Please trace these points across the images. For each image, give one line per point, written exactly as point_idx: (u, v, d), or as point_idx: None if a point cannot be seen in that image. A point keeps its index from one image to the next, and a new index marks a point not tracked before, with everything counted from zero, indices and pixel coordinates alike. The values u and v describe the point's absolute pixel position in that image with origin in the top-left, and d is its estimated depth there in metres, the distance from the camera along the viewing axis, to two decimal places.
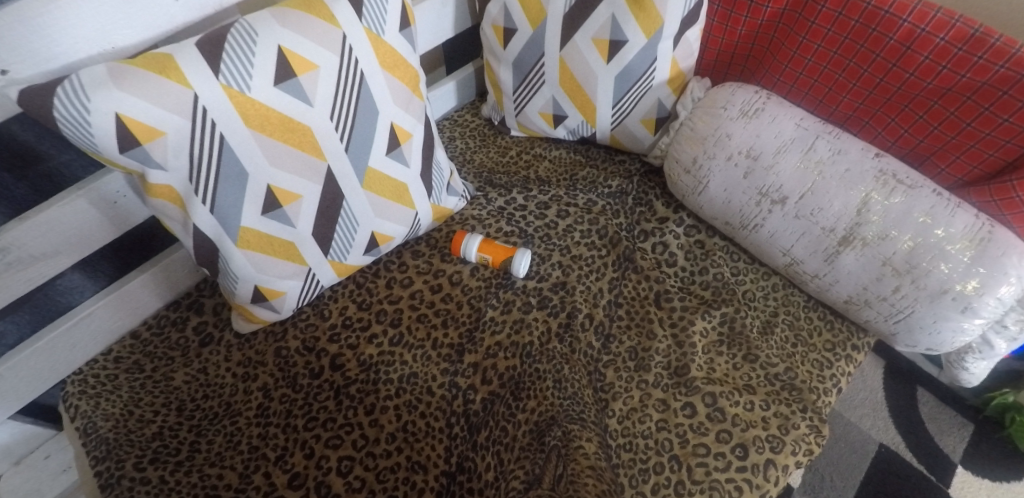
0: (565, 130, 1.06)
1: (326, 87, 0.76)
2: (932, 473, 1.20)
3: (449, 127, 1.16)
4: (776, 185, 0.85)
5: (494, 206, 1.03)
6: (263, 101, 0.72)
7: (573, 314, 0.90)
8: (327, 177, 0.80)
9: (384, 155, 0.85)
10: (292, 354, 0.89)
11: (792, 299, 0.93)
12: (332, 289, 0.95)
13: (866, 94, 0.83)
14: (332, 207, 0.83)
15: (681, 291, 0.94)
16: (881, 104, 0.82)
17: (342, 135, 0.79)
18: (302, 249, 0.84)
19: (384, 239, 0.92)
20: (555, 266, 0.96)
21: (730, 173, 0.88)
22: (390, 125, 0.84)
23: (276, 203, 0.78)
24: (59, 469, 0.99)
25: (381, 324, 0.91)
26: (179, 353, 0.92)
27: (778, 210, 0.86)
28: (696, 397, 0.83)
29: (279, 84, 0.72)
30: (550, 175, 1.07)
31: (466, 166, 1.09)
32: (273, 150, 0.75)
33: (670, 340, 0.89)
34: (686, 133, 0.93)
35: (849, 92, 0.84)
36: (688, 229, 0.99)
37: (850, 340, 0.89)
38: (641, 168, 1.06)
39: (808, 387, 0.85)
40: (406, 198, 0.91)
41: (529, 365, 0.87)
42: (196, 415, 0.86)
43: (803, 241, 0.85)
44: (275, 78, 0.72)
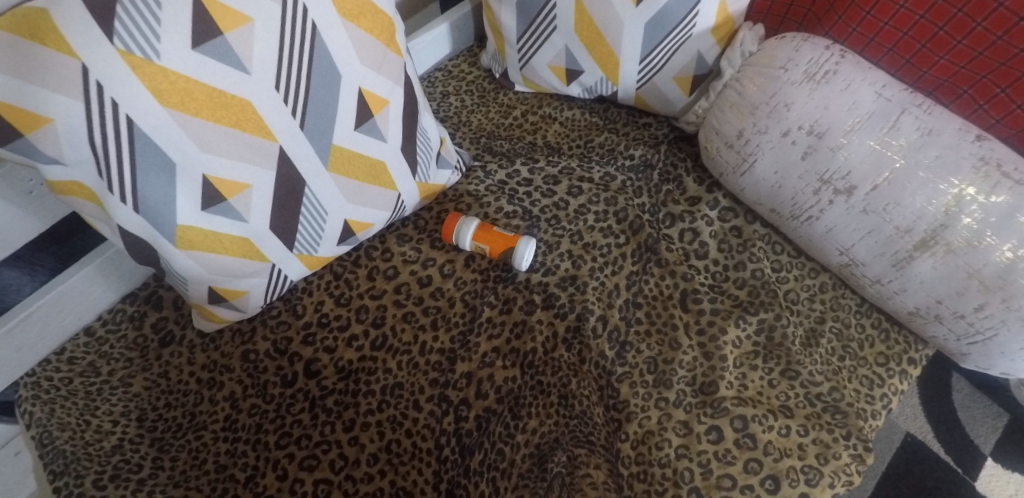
0: (580, 88, 0.88)
1: (268, 47, 0.59)
2: (960, 464, 1.08)
3: (443, 80, 0.99)
4: (842, 171, 0.68)
5: (493, 180, 0.88)
6: (183, 71, 0.55)
7: (583, 316, 0.78)
8: (282, 162, 0.65)
9: (354, 130, 0.69)
10: (262, 359, 0.78)
11: (842, 303, 0.79)
12: (306, 280, 0.83)
13: (973, 55, 0.64)
14: (291, 195, 0.68)
15: (711, 290, 0.79)
16: (990, 70, 0.64)
17: (294, 108, 0.63)
18: (260, 245, 0.70)
19: (360, 226, 0.77)
20: (564, 256, 0.82)
21: (785, 153, 0.72)
22: (358, 91, 0.67)
23: (219, 197, 0.63)
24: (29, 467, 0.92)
25: (362, 324, 0.79)
26: (138, 354, 0.81)
27: (842, 202, 0.70)
28: (723, 420, 0.71)
29: (198, 47, 0.55)
30: (561, 140, 0.91)
31: (462, 130, 0.94)
32: (205, 133, 0.59)
33: (697, 350, 0.76)
34: (731, 97, 0.75)
35: (950, 52, 0.65)
36: (722, 212, 0.83)
37: (907, 353, 0.76)
38: (669, 134, 0.90)
39: (855, 410, 0.73)
40: (384, 179, 0.75)
41: (530, 377, 0.75)
42: (159, 426, 0.77)
43: (868, 241, 0.70)
44: (192, 39, 0.55)
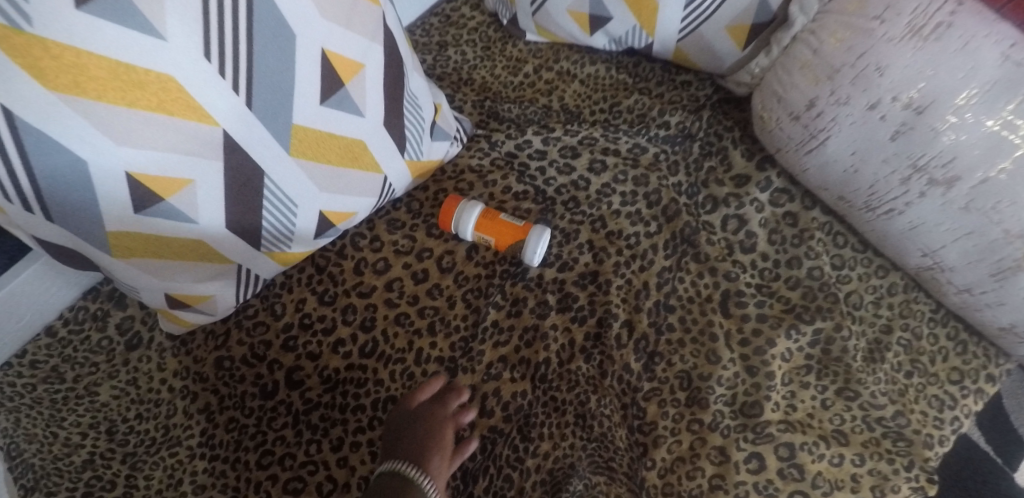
0: (605, 38, 0.74)
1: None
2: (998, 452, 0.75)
3: (441, 29, 0.84)
4: (943, 157, 0.54)
5: (501, 152, 0.74)
6: (68, 40, 0.40)
7: (606, 322, 0.66)
8: (230, 151, 0.51)
9: (320, 105, 0.54)
10: (238, 366, 0.69)
11: (914, 308, 0.67)
12: (285, 275, 0.72)
13: None
14: (249, 189, 0.55)
15: (759, 291, 0.67)
16: None
17: (236, 83, 0.48)
18: (218, 246, 0.58)
19: (341, 216, 0.65)
20: (584, 248, 0.69)
21: (870, 130, 0.57)
22: (322, 54, 0.52)
23: (154, 197, 0.50)
24: None
25: (349, 327, 0.69)
26: (104, 359, 0.72)
27: (935, 195, 0.56)
28: (766, 447, 0.60)
29: (83, 5, 0.39)
30: (580, 103, 0.77)
31: (463, 90, 0.79)
32: (118, 121, 0.44)
33: (738, 365, 0.64)
34: (802, 55, 0.61)
35: None
36: (775, 195, 0.70)
37: (985, 369, 0.65)
38: (713, 96, 0.75)
39: (921, 438, 0.62)
40: (366, 160, 0.62)
41: (543, 392, 0.65)
42: (131, 440, 0.68)
43: (964, 244, 0.57)
44: None
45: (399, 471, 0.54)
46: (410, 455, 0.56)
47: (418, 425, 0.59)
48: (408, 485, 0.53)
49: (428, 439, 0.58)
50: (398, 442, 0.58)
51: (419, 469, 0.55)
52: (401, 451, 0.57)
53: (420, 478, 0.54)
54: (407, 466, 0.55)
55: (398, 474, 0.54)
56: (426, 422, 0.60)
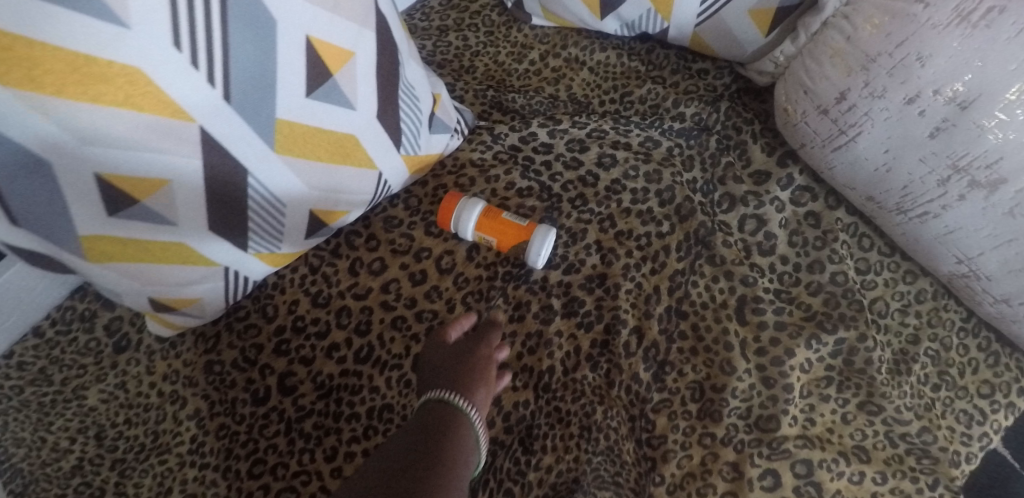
0: (617, 22, 0.69)
1: None
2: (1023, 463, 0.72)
3: (441, 12, 0.79)
4: (989, 157, 0.49)
5: (504, 144, 0.70)
6: (17, 30, 0.36)
7: (613, 328, 0.62)
8: (208, 148, 0.47)
9: (306, 97, 0.50)
10: (229, 371, 0.66)
11: (944, 317, 0.63)
12: (278, 274, 0.68)
13: None
14: (231, 189, 0.51)
15: (777, 297, 0.63)
16: None
17: (211, 75, 0.44)
18: (201, 248, 0.54)
19: (333, 215, 0.61)
20: (592, 248, 0.65)
21: (908, 126, 0.52)
22: (306, 40, 0.48)
23: (127, 199, 0.47)
24: None
25: (344, 331, 0.65)
26: (92, 361, 0.69)
27: (976, 198, 0.51)
28: (782, 463, 0.56)
29: None
30: (589, 92, 0.73)
31: (465, 78, 0.75)
32: (81, 118, 0.41)
33: (754, 376, 0.60)
34: (832, 43, 0.56)
35: None
36: (797, 193, 0.65)
37: (1018, 383, 0.61)
38: (731, 86, 0.70)
39: (949, 456, 0.58)
40: (359, 155, 0.57)
41: (546, 402, 0.62)
42: (120, 446, 0.64)
43: (1005, 252, 0.52)
44: None
45: (446, 401, 0.52)
46: (457, 384, 0.53)
47: (460, 357, 0.56)
48: (457, 415, 0.51)
49: (473, 368, 0.55)
50: (438, 373, 0.55)
51: (466, 399, 0.52)
52: (445, 379, 0.54)
53: (469, 409, 0.51)
54: (456, 395, 0.52)
55: (445, 404, 0.52)
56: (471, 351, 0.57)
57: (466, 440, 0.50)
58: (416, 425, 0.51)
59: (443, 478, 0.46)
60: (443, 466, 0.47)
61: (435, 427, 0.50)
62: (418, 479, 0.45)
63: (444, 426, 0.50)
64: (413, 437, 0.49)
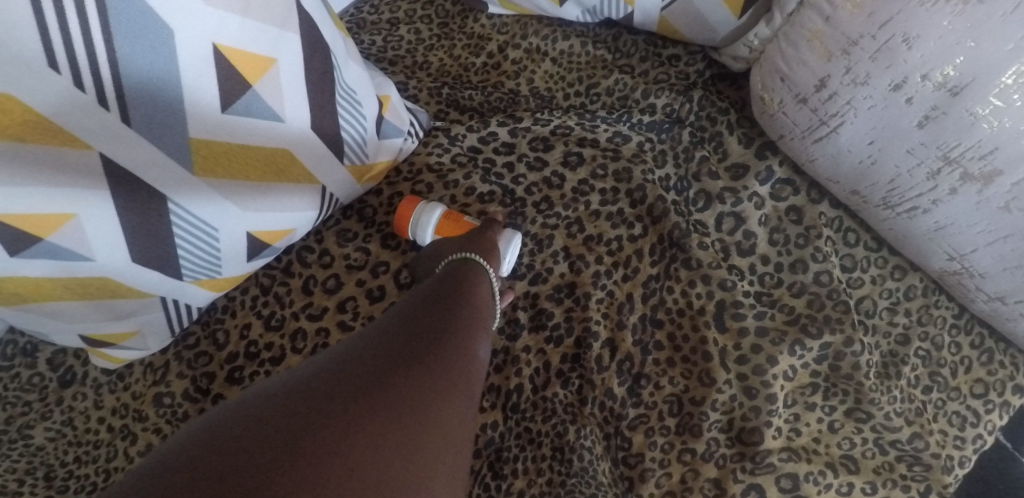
0: (578, 9, 0.63)
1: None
2: None
3: (391, 3, 0.74)
4: (982, 147, 0.45)
5: (463, 147, 0.65)
6: None
7: (584, 342, 0.59)
8: (112, 175, 0.43)
9: (223, 112, 0.45)
10: (179, 403, 0.62)
11: (936, 314, 0.59)
12: (227, 297, 0.64)
13: None
14: (153, 214, 0.46)
15: (758, 300, 0.59)
16: None
17: (102, 95, 0.39)
18: (128, 281, 0.50)
19: (277, 235, 0.56)
20: (559, 256, 0.61)
21: (891, 115, 0.48)
22: (216, 51, 0.43)
23: (29, 237, 0.42)
24: None
25: (299, 356, 0.61)
26: (35, 397, 0.65)
27: (969, 191, 0.47)
28: (767, 478, 0.53)
29: None
30: (552, 86, 0.68)
31: (418, 75, 0.69)
32: None
33: (735, 386, 0.57)
34: (810, 25, 0.50)
35: None
36: (777, 187, 0.61)
37: (1014, 380, 0.58)
38: (705, 72, 0.65)
39: (942, 462, 0.55)
40: (297, 166, 0.53)
41: (516, 423, 0.58)
42: (72, 486, 0.60)
43: (1001, 248, 0.48)
44: None
45: (469, 258, 0.55)
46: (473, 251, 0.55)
47: (472, 233, 0.58)
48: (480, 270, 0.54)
49: (491, 237, 0.57)
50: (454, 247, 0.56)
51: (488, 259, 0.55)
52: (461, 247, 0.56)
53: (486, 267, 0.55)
54: (476, 254, 0.55)
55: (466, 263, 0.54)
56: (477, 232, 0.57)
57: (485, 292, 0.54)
58: (441, 275, 0.53)
59: (478, 310, 0.50)
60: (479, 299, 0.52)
61: (462, 274, 0.53)
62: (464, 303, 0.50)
63: (468, 277, 0.53)
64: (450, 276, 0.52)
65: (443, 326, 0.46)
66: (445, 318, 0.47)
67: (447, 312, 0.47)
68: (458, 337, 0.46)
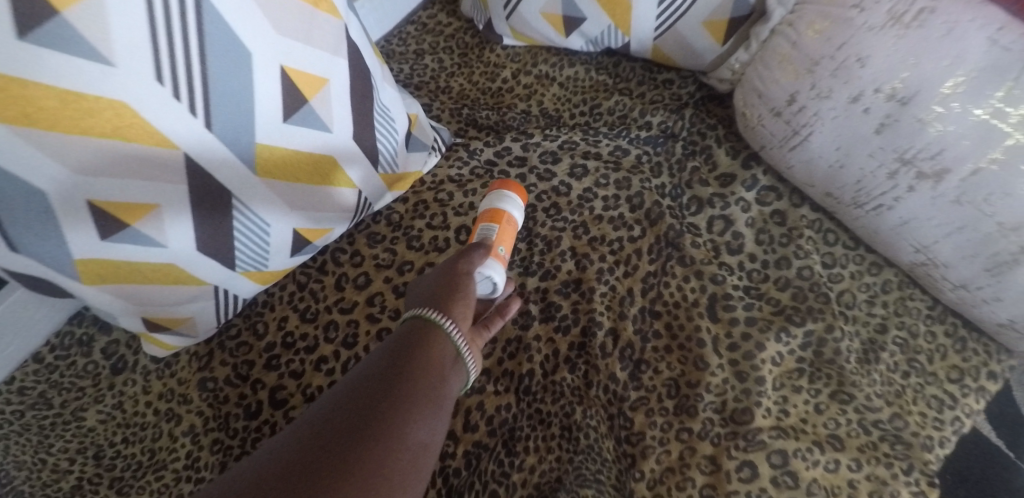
0: (582, 40, 0.72)
1: (133, 24, 0.42)
2: None
3: (417, 36, 0.84)
4: (932, 149, 0.52)
5: (480, 160, 0.73)
6: (15, 72, 0.39)
7: (589, 331, 0.65)
8: (192, 174, 0.50)
9: (284, 121, 0.54)
10: (221, 387, 0.68)
11: (910, 305, 0.65)
12: (267, 293, 0.71)
13: None
14: (217, 210, 0.54)
15: (746, 294, 0.65)
16: None
17: (193, 105, 0.47)
18: (191, 269, 0.57)
19: (316, 233, 0.64)
20: (567, 255, 0.68)
21: (854, 124, 0.55)
22: (282, 71, 0.51)
23: (118, 223, 0.50)
24: None
25: (331, 345, 0.68)
26: (90, 383, 0.72)
27: (926, 189, 0.54)
28: (759, 455, 0.58)
29: (26, 35, 0.39)
30: (560, 107, 0.76)
31: (441, 98, 0.79)
32: (72, 149, 0.44)
33: (727, 370, 0.62)
34: (780, 50, 0.59)
35: None
36: (762, 193, 0.68)
37: (986, 366, 0.63)
38: (696, 94, 0.73)
39: (921, 441, 0.60)
40: (338, 174, 0.61)
41: (528, 405, 0.64)
42: (118, 464, 0.67)
43: (958, 238, 0.54)
44: (15, 25, 0.38)
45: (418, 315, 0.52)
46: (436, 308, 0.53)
47: (438, 278, 0.56)
48: (439, 330, 0.52)
49: (462, 280, 0.55)
50: (426, 297, 0.54)
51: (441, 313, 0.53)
52: (429, 301, 0.54)
53: (446, 324, 0.52)
54: (431, 311, 0.52)
55: (427, 320, 0.52)
56: (447, 280, 0.55)
57: (445, 352, 0.51)
58: (399, 335, 0.52)
59: (427, 389, 0.48)
60: (433, 368, 0.50)
61: (419, 337, 0.51)
62: (410, 381, 0.48)
63: (423, 339, 0.51)
64: (407, 341, 0.51)
65: (375, 418, 0.45)
66: (382, 406, 0.46)
67: (385, 398, 0.46)
68: (389, 429, 0.44)
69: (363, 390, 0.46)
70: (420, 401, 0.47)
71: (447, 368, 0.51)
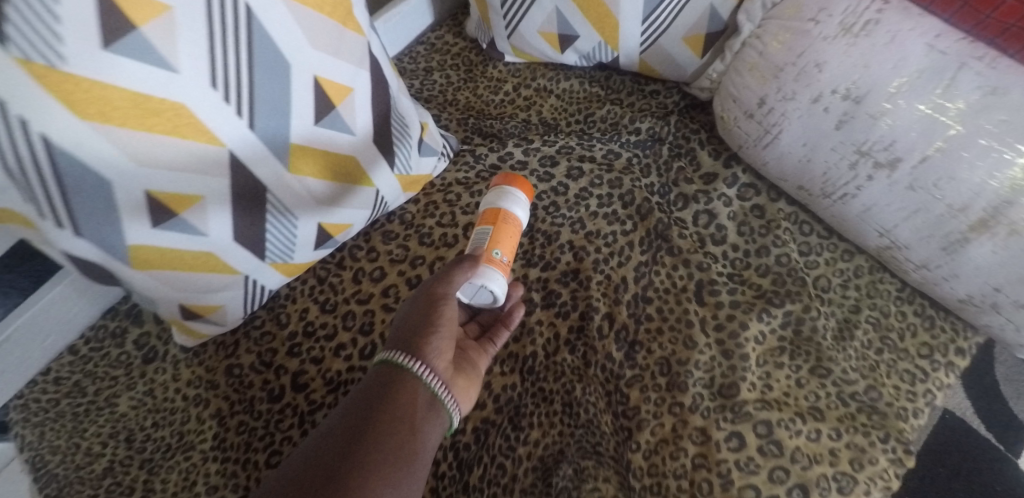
0: (576, 55, 0.80)
1: (195, 37, 0.50)
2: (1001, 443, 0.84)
3: (426, 55, 0.92)
4: (885, 141, 0.59)
5: (484, 165, 0.81)
6: (96, 76, 0.46)
7: (587, 315, 0.71)
8: (235, 169, 0.57)
9: (314, 124, 0.61)
10: (247, 373, 0.73)
11: (881, 288, 0.71)
12: (289, 287, 0.77)
13: None
14: (253, 203, 0.61)
15: (730, 279, 0.71)
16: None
17: (240, 108, 0.55)
18: (227, 258, 0.63)
19: (338, 228, 0.70)
20: (565, 247, 0.74)
21: (817, 121, 0.62)
22: (314, 80, 0.59)
23: (168, 212, 0.56)
24: None
25: (349, 332, 0.73)
26: (122, 372, 0.77)
27: (883, 177, 0.60)
28: (745, 426, 0.63)
29: (109, 46, 0.46)
30: (557, 116, 0.84)
31: (448, 110, 0.86)
32: (136, 144, 0.51)
33: (715, 349, 0.68)
34: (749, 59, 0.67)
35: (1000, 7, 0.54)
36: (742, 189, 0.75)
37: (954, 343, 0.68)
38: (680, 102, 0.81)
39: (895, 411, 0.65)
40: (358, 174, 0.68)
41: (532, 384, 0.69)
42: (148, 447, 0.72)
43: (915, 222, 0.61)
44: (101, 37, 0.45)
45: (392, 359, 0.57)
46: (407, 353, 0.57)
47: (411, 313, 0.59)
48: (412, 376, 0.56)
49: (432, 317, 0.58)
50: (401, 332, 0.58)
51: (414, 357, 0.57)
52: (403, 342, 0.57)
53: (417, 368, 0.56)
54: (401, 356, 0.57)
55: (399, 365, 0.56)
56: (418, 317, 0.58)
57: (419, 397, 0.56)
58: (378, 377, 0.57)
59: (402, 446, 0.53)
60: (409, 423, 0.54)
61: (396, 384, 0.56)
62: (386, 437, 0.53)
63: (397, 386, 0.56)
64: (384, 386, 0.56)
65: (350, 472, 0.50)
66: (358, 461, 0.51)
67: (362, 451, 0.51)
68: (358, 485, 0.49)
69: (348, 439, 0.52)
70: (393, 457, 0.52)
71: (422, 417, 0.55)
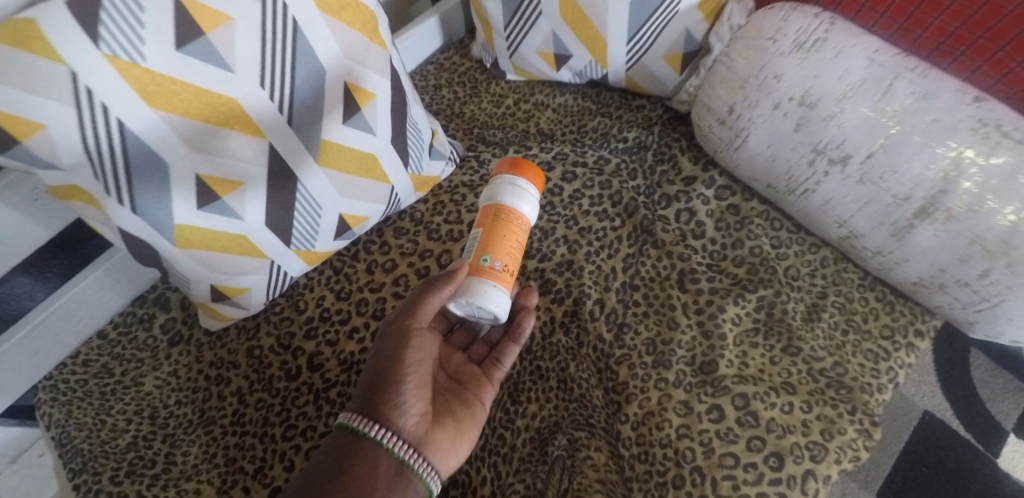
0: (570, 73, 0.90)
1: (248, 44, 0.59)
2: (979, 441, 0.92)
3: (436, 74, 1.02)
4: (837, 140, 0.68)
5: (487, 170, 0.89)
6: (168, 72, 0.56)
7: (580, 300, 0.78)
8: (272, 159, 0.66)
9: (342, 124, 0.69)
10: (266, 354, 0.79)
11: (845, 276, 0.79)
12: (307, 277, 0.84)
13: (951, 29, 0.64)
14: (285, 192, 0.68)
15: (709, 269, 0.79)
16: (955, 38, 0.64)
17: (281, 105, 0.64)
18: (258, 242, 0.70)
19: (356, 220, 0.78)
20: (560, 241, 0.82)
21: (779, 125, 0.71)
22: (344, 85, 0.68)
23: (213, 195, 0.64)
24: (36, 454, 0.97)
25: (363, 317, 0.80)
26: (149, 354, 0.83)
27: (838, 172, 0.69)
28: (724, 398, 0.69)
29: (181, 48, 0.56)
30: (554, 127, 0.93)
31: (455, 122, 0.96)
32: (193, 133, 0.60)
33: (696, 330, 0.75)
34: (720, 73, 0.76)
35: (928, 28, 0.66)
36: (720, 190, 0.83)
37: (913, 325, 0.75)
38: (663, 115, 0.91)
39: (860, 385, 0.71)
40: (376, 172, 0.76)
41: (530, 363, 0.76)
42: (171, 423, 0.78)
43: (867, 212, 0.69)
44: (175, 41, 0.55)
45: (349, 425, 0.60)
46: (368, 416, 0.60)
47: (374, 369, 0.63)
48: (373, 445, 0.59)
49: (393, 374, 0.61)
50: (369, 387, 0.62)
51: (372, 423, 0.60)
52: (366, 406, 0.61)
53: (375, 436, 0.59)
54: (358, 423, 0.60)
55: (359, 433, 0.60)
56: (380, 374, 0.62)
57: (381, 463, 0.59)
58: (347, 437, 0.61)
59: None
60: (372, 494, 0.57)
61: (362, 449, 0.59)
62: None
63: (363, 452, 0.59)
64: (353, 449, 0.60)
65: None
66: None
67: None
68: None
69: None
70: None
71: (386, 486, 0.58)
